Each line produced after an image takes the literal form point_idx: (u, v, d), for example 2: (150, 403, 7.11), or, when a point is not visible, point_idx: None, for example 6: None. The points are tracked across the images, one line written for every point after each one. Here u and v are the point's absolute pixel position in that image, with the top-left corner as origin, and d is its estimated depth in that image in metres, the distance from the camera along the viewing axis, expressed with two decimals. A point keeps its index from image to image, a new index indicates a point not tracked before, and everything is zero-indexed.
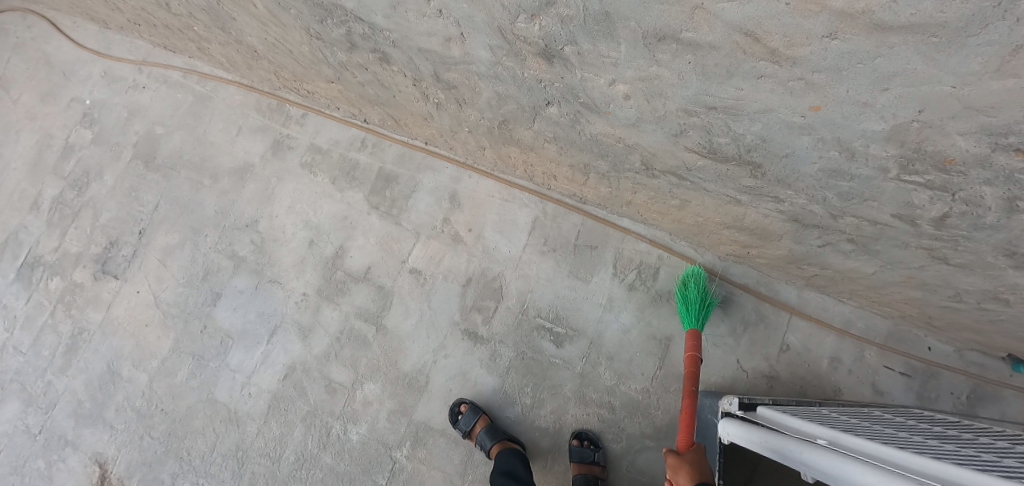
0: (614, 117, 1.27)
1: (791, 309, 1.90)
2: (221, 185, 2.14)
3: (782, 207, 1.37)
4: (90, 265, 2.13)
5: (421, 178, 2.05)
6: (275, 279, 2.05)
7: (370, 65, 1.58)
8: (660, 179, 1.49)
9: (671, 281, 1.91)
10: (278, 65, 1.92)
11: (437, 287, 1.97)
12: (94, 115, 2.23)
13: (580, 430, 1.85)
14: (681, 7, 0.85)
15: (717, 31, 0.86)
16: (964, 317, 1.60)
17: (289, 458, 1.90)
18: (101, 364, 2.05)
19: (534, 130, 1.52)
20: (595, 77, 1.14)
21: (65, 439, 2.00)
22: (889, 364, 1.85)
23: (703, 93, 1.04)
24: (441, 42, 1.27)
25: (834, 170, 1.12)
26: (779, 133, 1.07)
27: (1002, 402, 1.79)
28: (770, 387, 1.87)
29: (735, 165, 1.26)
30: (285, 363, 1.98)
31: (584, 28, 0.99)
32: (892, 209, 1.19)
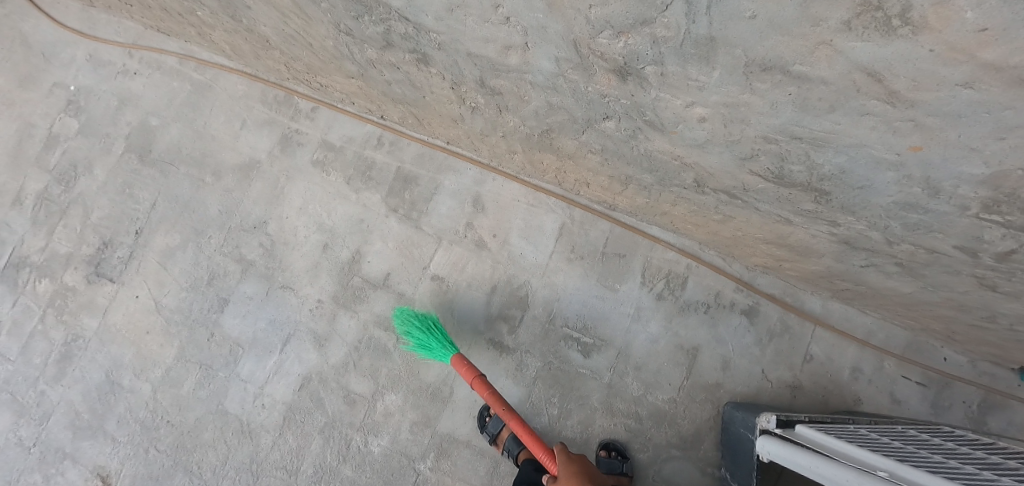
0: (679, 136, 1.21)
1: (816, 320, 1.82)
2: (224, 183, 2.01)
3: (836, 230, 1.34)
4: (82, 267, 1.98)
5: (442, 180, 1.96)
6: (287, 285, 1.94)
7: (402, 65, 1.47)
8: (709, 196, 1.45)
9: (699, 290, 1.86)
10: (292, 57, 1.79)
11: (461, 294, 1.90)
12: (81, 103, 2.07)
13: (608, 440, 1.81)
14: (804, 41, 0.79)
15: (837, 68, 0.81)
16: (991, 335, 1.56)
17: (307, 471, 1.83)
18: (99, 373, 1.92)
19: (580, 141, 1.45)
20: (671, 97, 1.07)
21: (63, 452, 1.88)
22: (907, 375, 1.78)
23: (793, 123, 0.98)
24: (497, 50, 1.18)
25: (909, 203, 1.09)
26: (862, 166, 1.03)
27: (1010, 410, 1.72)
28: (793, 397, 1.80)
29: (799, 190, 1.21)
30: (300, 373, 1.89)
31: (679, 51, 0.93)
32: (957, 241, 1.16)
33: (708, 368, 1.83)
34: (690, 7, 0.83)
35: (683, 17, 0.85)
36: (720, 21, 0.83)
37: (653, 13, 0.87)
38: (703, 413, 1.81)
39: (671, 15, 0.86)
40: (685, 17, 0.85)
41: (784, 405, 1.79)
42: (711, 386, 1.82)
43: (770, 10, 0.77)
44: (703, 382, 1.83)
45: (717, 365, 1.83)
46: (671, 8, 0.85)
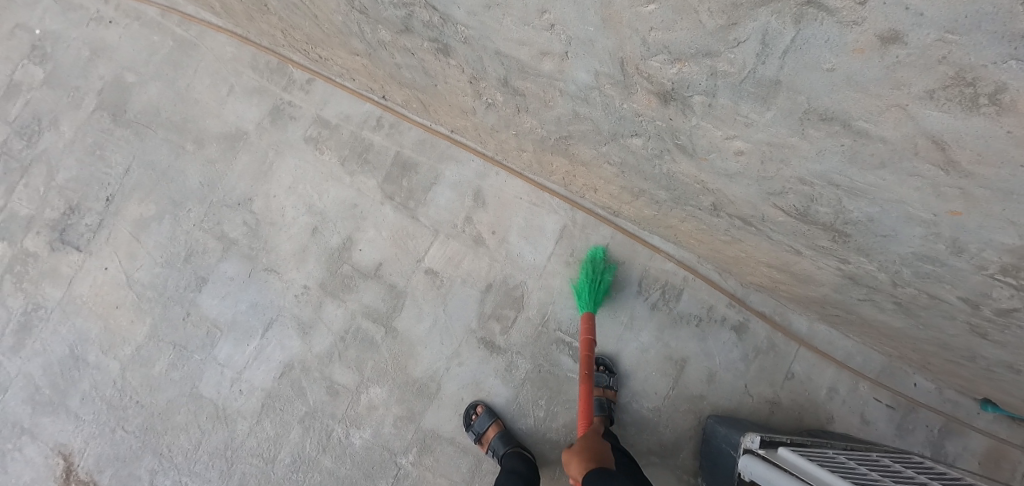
0: (708, 164, 1.17)
1: (801, 340, 1.83)
2: (207, 152, 1.87)
3: (845, 267, 1.31)
4: (45, 232, 1.84)
5: (442, 169, 1.87)
6: (271, 267, 1.85)
7: (418, 51, 1.37)
8: (722, 218, 1.41)
9: (692, 303, 1.85)
10: (292, 26, 1.65)
11: (454, 291, 1.85)
12: (46, 49, 1.90)
13: (597, 355, 1.85)
14: (878, 100, 0.77)
15: (904, 131, 0.79)
16: (964, 370, 1.58)
17: (285, 459, 1.78)
18: (62, 346, 1.81)
19: (598, 151, 1.39)
20: (711, 127, 1.03)
21: (21, 427, 1.78)
22: (877, 396, 1.81)
23: (837, 172, 0.96)
24: (532, 54, 1.10)
25: (926, 255, 1.08)
26: (891, 218, 1.01)
27: (966, 435, 1.76)
28: (771, 412, 1.82)
29: (819, 228, 1.19)
30: (281, 360, 1.83)
31: (736, 87, 0.88)
32: (963, 292, 1.16)
33: (693, 380, 1.84)
34: (765, 49, 0.79)
35: (753, 57, 0.81)
36: (793, 67, 0.79)
37: (721, 47, 0.82)
38: (685, 423, 1.83)
39: (740, 53, 0.82)
40: (755, 57, 0.81)
41: (761, 420, 1.81)
42: (695, 398, 1.83)
43: (852, 66, 0.74)
44: (687, 394, 1.84)
45: (702, 377, 1.83)
46: (742, 46, 0.80)
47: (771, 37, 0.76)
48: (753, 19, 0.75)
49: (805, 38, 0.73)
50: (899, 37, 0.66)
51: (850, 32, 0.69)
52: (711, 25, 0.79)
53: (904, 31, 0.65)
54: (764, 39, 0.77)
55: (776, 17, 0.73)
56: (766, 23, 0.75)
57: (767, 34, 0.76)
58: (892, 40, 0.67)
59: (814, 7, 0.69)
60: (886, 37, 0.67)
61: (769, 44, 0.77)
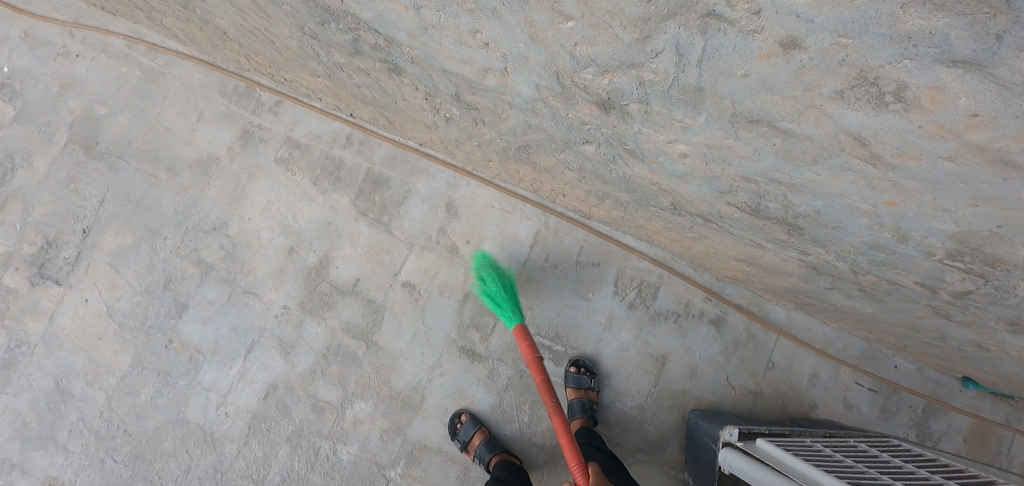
0: (659, 167, 1.18)
1: (779, 329, 1.85)
2: (180, 180, 1.89)
3: (806, 258, 1.32)
4: (24, 268, 1.86)
5: (414, 183, 1.89)
6: (250, 290, 1.87)
7: (373, 71, 1.39)
8: (684, 217, 1.42)
9: (670, 300, 1.87)
10: (253, 51, 1.67)
11: (433, 302, 1.86)
12: (15, 86, 1.92)
13: (577, 358, 1.85)
14: (795, 102, 0.78)
15: (826, 130, 0.81)
16: (937, 350, 1.60)
17: (274, 479, 1.80)
18: (47, 380, 1.82)
19: (558, 159, 1.41)
20: (654, 132, 1.05)
21: (11, 463, 1.79)
22: (859, 380, 1.83)
23: (776, 169, 0.97)
24: (476, 71, 1.12)
25: (878, 245, 1.09)
26: (836, 210, 1.02)
27: (949, 414, 1.78)
28: (754, 403, 1.84)
29: (773, 223, 1.19)
30: (265, 381, 1.84)
31: (665, 94, 0.90)
32: (919, 278, 1.18)
33: (675, 376, 1.85)
34: (681, 58, 0.80)
35: (673, 66, 0.83)
36: (711, 74, 0.80)
37: (642, 58, 0.84)
38: (669, 418, 1.84)
39: (660, 63, 0.84)
40: (675, 67, 0.83)
41: (745, 411, 1.83)
42: (677, 393, 1.85)
43: (763, 71, 0.75)
44: (669, 390, 1.86)
45: (684, 372, 1.85)
46: (660, 56, 0.82)
47: (683, 47, 0.78)
48: (664, 32, 0.77)
49: (713, 47, 0.75)
50: (798, 43, 0.68)
51: (753, 40, 0.71)
52: (627, 38, 0.81)
53: (801, 37, 0.67)
54: (678, 49, 0.79)
55: (683, 28, 0.75)
56: (675, 35, 0.77)
57: (679, 45, 0.78)
58: (793, 46, 0.69)
59: (714, 18, 0.71)
60: (787, 43, 0.69)
61: (684, 53, 0.79)
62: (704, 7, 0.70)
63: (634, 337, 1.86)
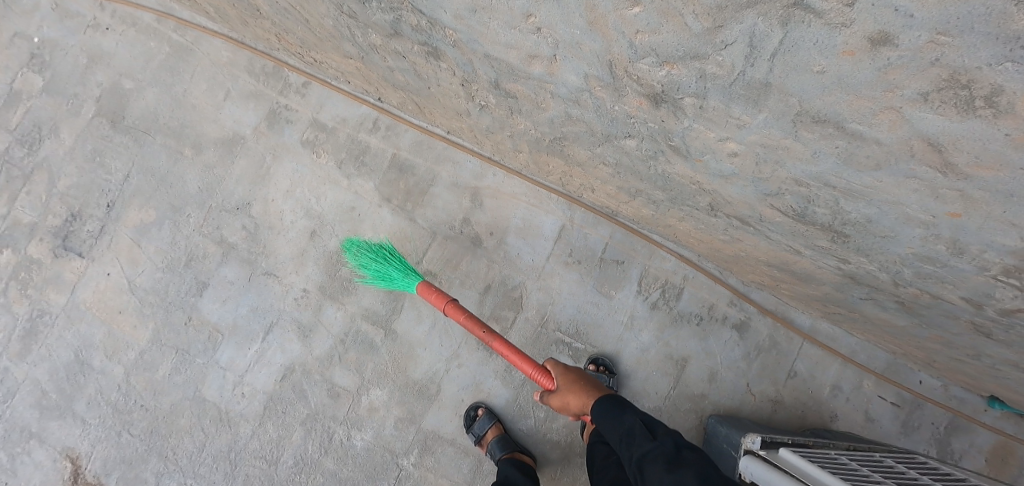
0: (703, 165, 1.15)
1: (803, 337, 1.80)
2: (205, 157, 1.88)
3: (844, 266, 1.26)
4: (48, 239, 1.86)
5: (439, 171, 1.87)
6: (271, 272, 1.85)
7: (409, 54, 1.36)
8: (720, 219, 1.38)
9: (693, 302, 1.82)
10: (285, 29, 1.65)
11: (453, 292, 1.84)
12: (45, 57, 1.91)
13: (596, 356, 1.81)
14: (871, 103, 0.75)
15: (898, 134, 0.77)
16: (969, 368, 1.54)
17: (288, 461, 1.80)
18: (67, 352, 1.83)
19: (593, 152, 1.38)
20: (705, 129, 1.01)
21: (30, 431, 1.81)
22: (881, 394, 1.78)
23: (832, 172, 0.93)
24: (521, 57, 1.09)
25: (928, 256, 1.04)
26: (890, 219, 0.98)
27: (972, 432, 1.73)
28: (773, 410, 1.79)
29: (816, 229, 1.15)
30: (282, 364, 1.83)
31: (726, 89, 0.87)
32: (965, 293, 1.13)
33: (694, 379, 1.81)
34: (753, 51, 0.77)
35: (741, 60, 0.79)
36: (782, 69, 0.77)
37: (708, 50, 0.81)
38: (687, 422, 1.80)
39: (728, 55, 0.80)
40: (744, 60, 0.79)
41: (763, 419, 1.78)
42: (696, 397, 1.80)
43: (843, 68, 0.72)
44: (688, 393, 1.81)
45: (703, 376, 1.81)
46: (730, 48, 0.79)
47: (758, 40, 0.75)
48: (740, 22, 0.73)
49: (793, 40, 0.72)
50: (890, 39, 0.64)
51: (839, 33, 0.67)
52: (697, 27, 0.78)
53: (894, 33, 0.63)
54: (752, 42, 0.75)
55: (763, 19, 0.71)
56: (753, 25, 0.73)
57: (754, 37, 0.74)
58: (883, 42, 0.65)
59: (801, 9, 0.67)
60: (877, 39, 0.65)
61: (757, 46, 0.76)
62: None
63: (655, 338, 1.82)
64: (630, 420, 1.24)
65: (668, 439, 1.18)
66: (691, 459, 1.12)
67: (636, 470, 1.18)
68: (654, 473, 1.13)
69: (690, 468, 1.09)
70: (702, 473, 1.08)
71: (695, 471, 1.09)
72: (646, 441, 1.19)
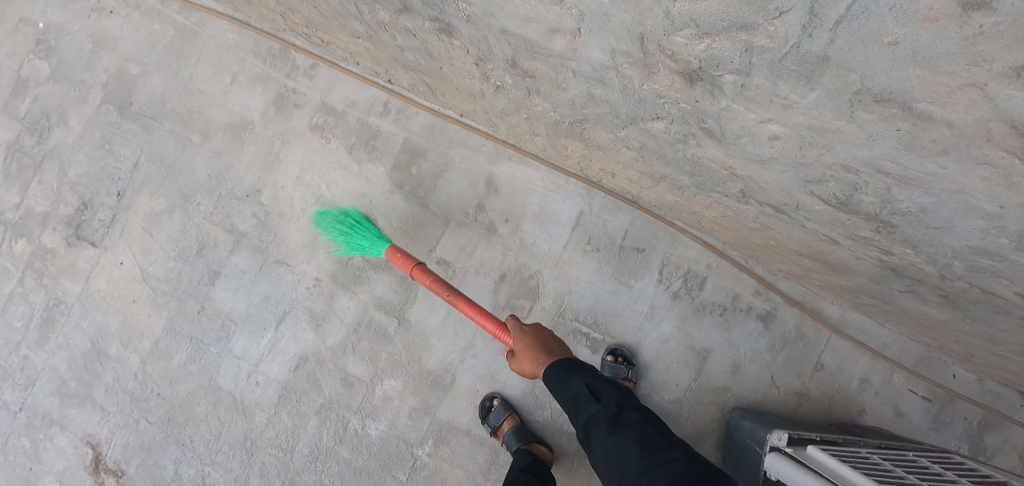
0: (738, 148, 1.06)
1: (832, 328, 1.71)
2: (213, 143, 1.84)
3: (887, 257, 1.17)
4: (61, 228, 1.85)
5: (452, 155, 1.80)
6: (282, 260, 1.82)
7: (420, 32, 1.29)
8: (751, 206, 1.29)
9: (717, 292, 1.74)
10: (292, 9, 1.59)
11: (467, 281, 1.79)
12: (51, 43, 1.87)
13: (614, 346, 1.76)
14: (950, 79, 0.67)
15: (975, 115, 0.69)
16: (1014, 365, 1.44)
17: (303, 451, 1.79)
18: (84, 340, 1.84)
19: (615, 135, 1.30)
20: (744, 110, 0.93)
21: (51, 418, 1.83)
22: (913, 388, 1.69)
23: (888, 158, 0.84)
24: (541, 31, 1.01)
25: (983, 249, 0.95)
26: (947, 209, 0.89)
27: (1010, 429, 1.63)
28: (798, 404, 1.71)
29: (861, 218, 1.06)
30: (295, 353, 1.82)
31: (773, 65, 0.79)
32: (1021, 288, 1.03)
33: (716, 371, 1.74)
34: (813, 20, 0.69)
35: (798, 30, 0.72)
36: (846, 41, 0.69)
37: (759, 19, 0.73)
38: (708, 415, 1.74)
39: (781, 25, 0.72)
40: (801, 30, 0.71)
41: (788, 413, 1.71)
42: (718, 390, 1.74)
43: (920, 39, 0.64)
44: (709, 385, 1.74)
45: (726, 368, 1.73)
46: (786, 16, 0.71)
47: (821, 5, 0.67)
48: None
49: (864, 5, 0.64)
50: (987, 1, 0.57)
51: None
52: None
53: None
54: (814, 8, 0.68)
55: None
56: None
57: (818, 2, 0.67)
58: (978, 5, 0.57)
59: None
60: (970, 2, 0.57)
61: (819, 13, 0.68)
62: None
63: (676, 328, 1.75)
64: (575, 385, 1.24)
65: (610, 401, 1.19)
66: (632, 421, 1.17)
67: (582, 435, 1.21)
68: (601, 441, 1.16)
69: (628, 431, 1.15)
70: (643, 437, 1.13)
71: (636, 435, 1.14)
72: (590, 406, 1.20)
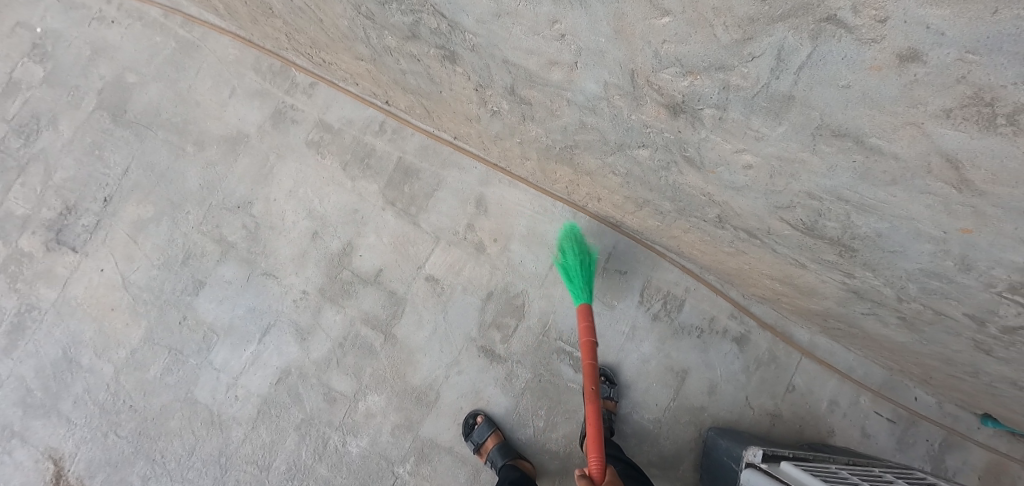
0: (716, 176, 1.16)
1: (802, 351, 1.81)
2: (207, 154, 1.86)
3: (848, 281, 1.28)
4: (41, 232, 1.82)
5: (445, 175, 1.87)
6: (270, 272, 1.83)
7: (424, 58, 1.37)
8: (726, 231, 1.39)
9: (694, 314, 1.83)
10: (296, 29, 1.66)
11: (455, 298, 1.83)
12: (46, 48, 1.88)
13: (597, 365, 1.82)
14: (894, 118, 0.77)
15: (917, 149, 0.79)
16: (966, 386, 1.55)
17: (280, 467, 1.76)
18: (55, 348, 1.78)
19: (605, 161, 1.39)
20: (722, 140, 1.03)
21: (11, 430, 1.75)
22: (877, 409, 1.79)
23: (847, 187, 0.95)
24: (541, 63, 1.10)
25: (934, 272, 1.06)
26: (901, 234, 1.00)
27: (965, 449, 1.75)
28: (772, 424, 1.79)
29: (825, 242, 1.16)
30: (278, 366, 1.80)
31: (748, 101, 0.89)
32: (969, 309, 1.15)
33: (694, 392, 1.81)
34: (780, 64, 0.79)
35: (767, 72, 0.82)
36: (808, 83, 0.79)
37: (735, 61, 0.83)
38: (685, 435, 1.80)
39: (753, 67, 0.82)
40: (770, 72, 0.81)
41: (761, 433, 1.78)
42: (695, 409, 1.80)
43: (868, 83, 0.74)
44: (687, 405, 1.81)
45: (704, 389, 1.81)
46: (757, 60, 0.81)
47: (787, 53, 0.77)
48: (770, 34, 0.75)
49: (821, 54, 0.74)
50: (919, 55, 0.67)
51: (869, 49, 0.69)
52: (726, 39, 0.80)
53: (924, 50, 0.66)
54: (780, 54, 0.78)
55: (793, 32, 0.73)
56: (783, 38, 0.75)
57: (783, 50, 0.77)
58: (912, 59, 0.67)
59: (833, 23, 0.69)
60: (905, 56, 0.67)
61: (785, 59, 0.78)
62: (825, 11, 0.68)
63: (656, 349, 1.82)
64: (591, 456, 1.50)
65: None
66: None
67: None
68: None
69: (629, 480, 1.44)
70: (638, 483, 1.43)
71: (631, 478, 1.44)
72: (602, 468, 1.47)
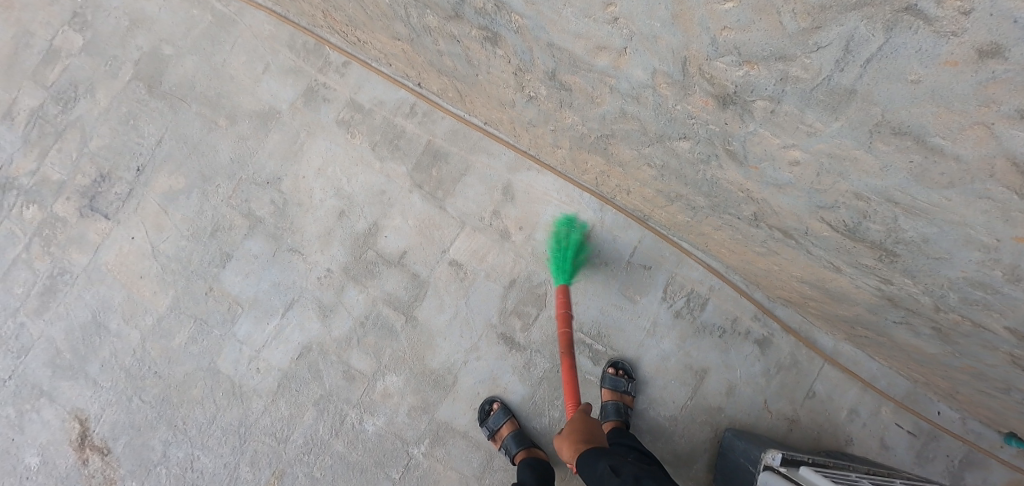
0: (758, 173, 1.14)
1: (826, 357, 1.78)
2: (238, 129, 1.87)
3: (885, 287, 1.25)
4: (75, 198, 1.85)
5: (473, 161, 1.86)
6: (296, 248, 1.84)
7: (465, 39, 1.36)
8: (761, 229, 1.36)
9: (717, 314, 1.80)
10: (335, 7, 1.66)
11: (477, 284, 1.83)
12: (87, 17, 1.91)
13: (616, 360, 1.80)
14: (962, 117, 0.75)
15: (983, 151, 0.77)
16: (996, 403, 1.51)
17: (297, 441, 1.78)
18: (85, 312, 1.82)
19: (640, 152, 1.36)
20: (769, 135, 1.01)
21: (40, 389, 1.79)
22: (899, 421, 1.76)
23: (899, 188, 0.92)
24: (587, 48, 1.08)
25: (979, 281, 1.03)
26: (948, 240, 0.97)
27: (988, 469, 1.70)
28: (789, 429, 1.77)
29: (865, 246, 1.13)
30: (300, 342, 1.82)
31: (805, 94, 0.87)
32: (1010, 323, 1.11)
33: (712, 391, 1.79)
34: (846, 56, 0.77)
35: (831, 64, 0.79)
36: (873, 77, 0.77)
37: (798, 51, 0.81)
38: (701, 434, 1.78)
39: (818, 58, 0.80)
40: (834, 64, 0.79)
41: (778, 437, 1.76)
42: (713, 409, 1.79)
43: (940, 79, 0.72)
44: (705, 404, 1.80)
45: (722, 389, 1.79)
46: (822, 51, 0.79)
47: (856, 44, 0.75)
48: (841, 24, 0.73)
49: (892, 46, 0.72)
50: (1000, 51, 0.64)
51: (947, 43, 0.67)
52: (792, 27, 0.78)
53: (1006, 46, 0.63)
54: (849, 45, 0.75)
55: (866, 22, 0.71)
56: (854, 28, 0.73)
57: (853, 40, 0.74)
58: (993, 54, 0.65)
59: (912, 14, 0.67)
60: (987, 51, 0.65)
61: (852, 51, 0.76)
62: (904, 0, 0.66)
63: (676, 346, 1.81)
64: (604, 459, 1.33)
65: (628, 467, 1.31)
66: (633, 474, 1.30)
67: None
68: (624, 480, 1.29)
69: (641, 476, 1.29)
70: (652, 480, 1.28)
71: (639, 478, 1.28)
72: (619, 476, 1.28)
